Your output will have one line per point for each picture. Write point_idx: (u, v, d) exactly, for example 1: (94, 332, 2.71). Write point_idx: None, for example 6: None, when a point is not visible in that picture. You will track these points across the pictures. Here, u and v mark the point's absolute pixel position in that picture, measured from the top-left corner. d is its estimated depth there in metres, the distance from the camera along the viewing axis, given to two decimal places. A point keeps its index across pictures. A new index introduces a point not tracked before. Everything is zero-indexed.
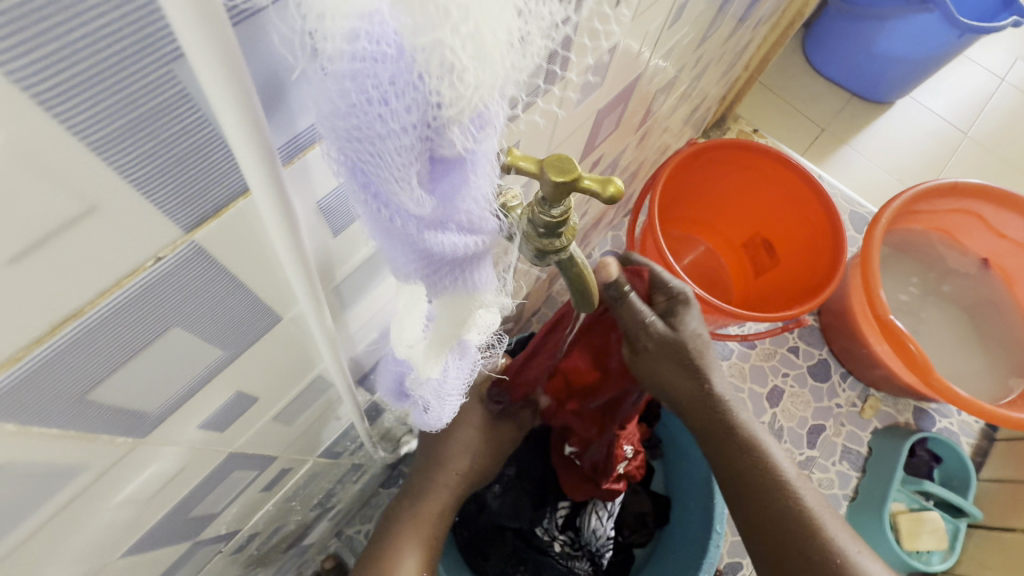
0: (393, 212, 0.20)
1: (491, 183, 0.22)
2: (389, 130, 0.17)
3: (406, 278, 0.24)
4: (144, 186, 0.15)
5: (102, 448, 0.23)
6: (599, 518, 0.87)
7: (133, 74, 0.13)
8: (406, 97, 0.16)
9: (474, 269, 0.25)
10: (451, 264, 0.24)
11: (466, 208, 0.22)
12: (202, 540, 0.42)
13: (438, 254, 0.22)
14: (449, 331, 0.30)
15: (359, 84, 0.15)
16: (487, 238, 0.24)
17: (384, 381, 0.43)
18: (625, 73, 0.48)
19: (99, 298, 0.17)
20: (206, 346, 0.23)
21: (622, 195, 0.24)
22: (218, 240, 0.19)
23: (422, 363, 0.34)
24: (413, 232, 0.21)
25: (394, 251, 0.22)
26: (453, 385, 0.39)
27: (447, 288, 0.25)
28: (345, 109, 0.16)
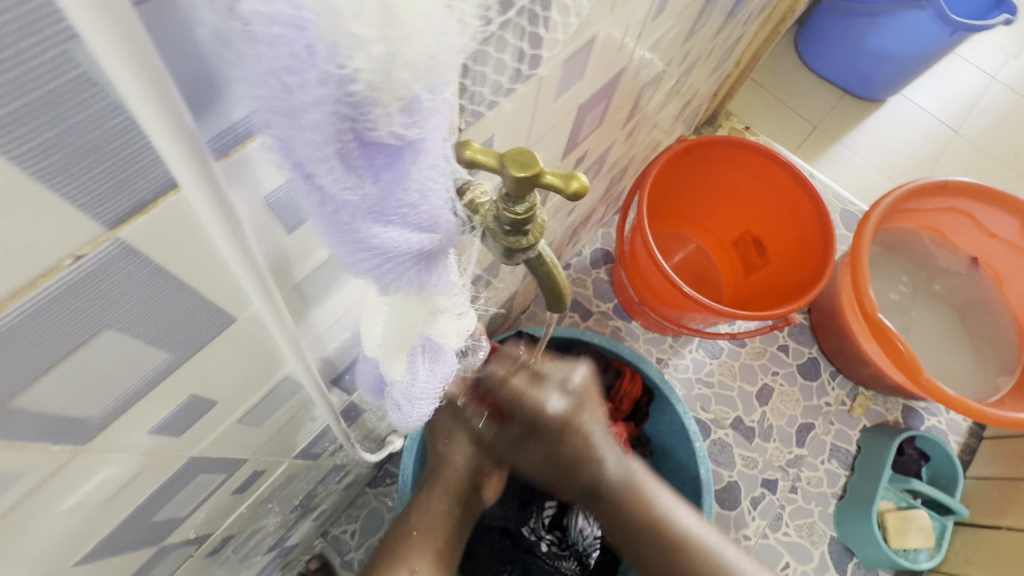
0: (320, 196, 0.19)
1: (443, 171, 0.21)
2: (304, 105, 0.16)
3: (354, 270, 0.23)
4: (55, 182, 0.14)
5: (39, 456, 0.21)
6: (586, 518, 0.88)
7: (24, 55, 0.12)
8: (319, 70, 0.15)
9: (433, 260, 0.25)
10: (407, 257, 0.23)
11: (409, 198, 0.20)
12: (169, 545, 0.41)
13: (380, 242, 0.21)
14: (409, 326, 0.29)
15: (276, 50, 0.15)
16: (441, 230, 0.23)
17: (362, 378, 0.41)
18: (607, 67, 0.47)
19: (13, 300, 0.16)
20: (150, 348, 0.22)
21: (586, 191, 0.23)
22: (151, 237, 0.18)
23: (387, 361, 0.32)
24: (348, 218, 0.20)
25: (336, 240, 0.21)
26: (421, 389, 0.37)
27: (406, 278, 0.24)
28: (262, 72, 0.15)
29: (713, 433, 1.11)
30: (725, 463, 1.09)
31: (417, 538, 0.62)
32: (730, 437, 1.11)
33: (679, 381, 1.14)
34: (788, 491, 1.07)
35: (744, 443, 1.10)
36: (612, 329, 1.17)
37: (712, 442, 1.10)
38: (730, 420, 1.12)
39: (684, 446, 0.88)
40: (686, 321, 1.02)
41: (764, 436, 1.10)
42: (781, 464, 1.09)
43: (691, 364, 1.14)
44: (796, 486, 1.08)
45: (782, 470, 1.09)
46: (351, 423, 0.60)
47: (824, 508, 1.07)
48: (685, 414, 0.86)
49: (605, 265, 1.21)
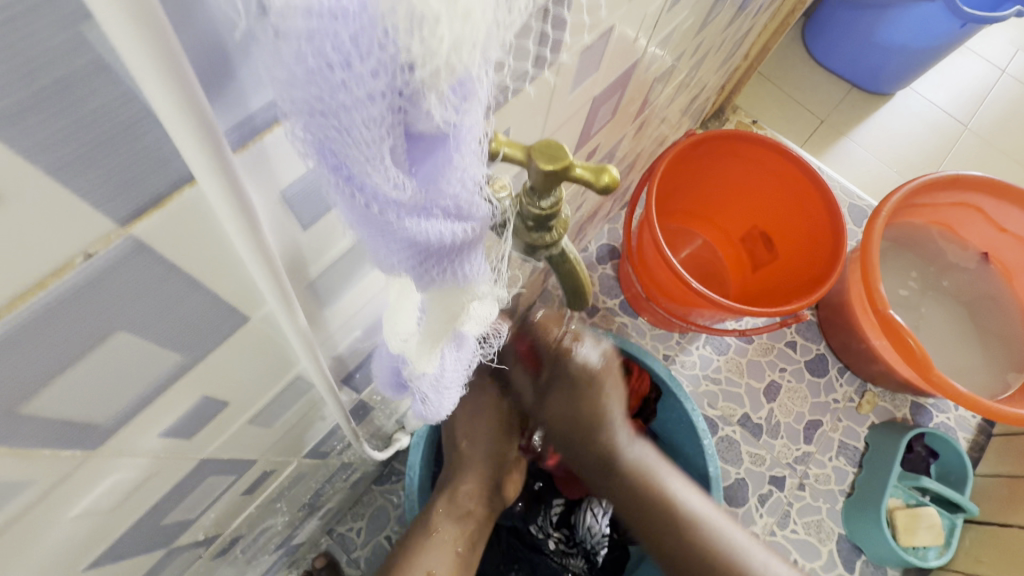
0: (365, 195, 0.18)
1: (479, 159, 0.20)
2: (353, 100, 0.15)
3: (387, 264, 0.22)
4: (65, 173, 0.13)
5: (48, 461, 0.21)
6: (595, 515, 0.87)
7: (30, 32, 0.11)
8: (371, 59, 0.14)
9: (464, 254, 0.23)
10: (439, 252, 0.22)
11: (450, 191, 0.20)
12: (178, 547, 0.40)
13: (422, 240, 0.21)
14: (440, 326, 0.28)
15: (316, 46, 0.14)
16: (476, 224, 0.22)
17: (381, 374, 0.41)
18: (621, 59, 0.46)
19: (18, 301, 0.15)
20: (162, 350, 0.21)
21: (617, 185, 0.22)
22: (164, 234, 0.17)
23: (417, 359, 0.32)
24: (391, 218, 0.19)
25: (374, 239, 0.21)
26: (451, 376, 0.37)
27: (435, 275, 0.23)
28: (303, 76, 0.14)
29: (720, 430, 1.10)
30: (732, 460, 1.08)
31: (438, 530, 0.62)
32: (737, 434, 1.10)
33: (686, 377, 1.13)
34: (795, 488, 1.07)
35: (751, 440, 1.09)
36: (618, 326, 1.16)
37: (720, 439, 1.10)
38: (737, 417, 1.11)
39: (693, 442, 0.87)
40: (694, 318, 1.01)
41: (772, 434, 1.10)
42: (789, 461, 1.08)
43: (698, 360, 1.13)
44: (804, 483, 1.07)
45: (790, 467, 1.08)
46: (359, 421, 0.60)
47: (832, 506, 1.07)
48: (693, 411, 0.85)
49: (611, 261, 1.20)
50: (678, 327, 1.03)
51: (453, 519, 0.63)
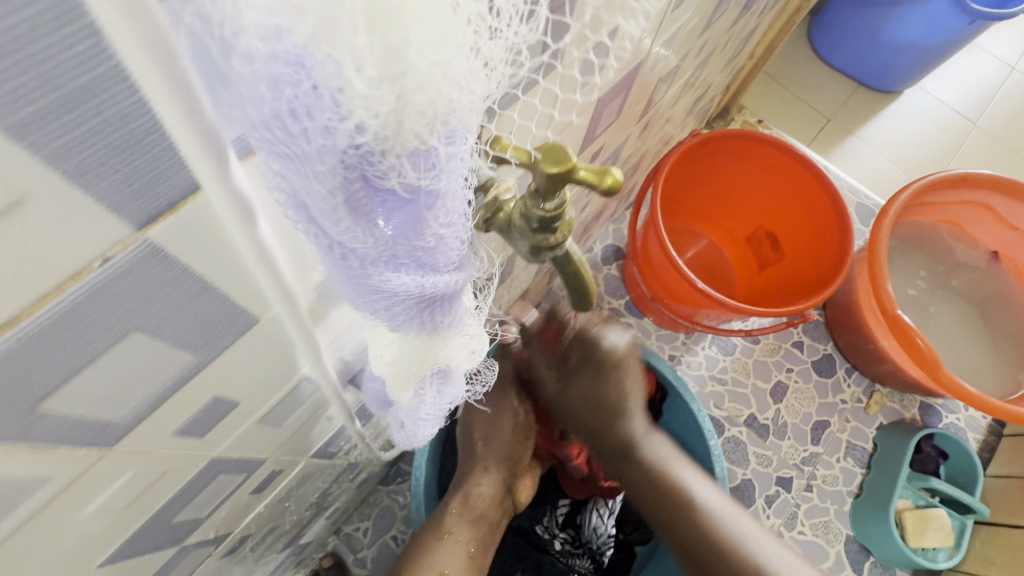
0: (326, 240, 0.19)
1: (457, 219, 0.21)
2: (312, 154, 0.16)
3: (361, 303, 0.24)
4: (85, 178, 0.14)
5: (65, 459, 0.21)
6: (600, 516, 0.88)
7: (54, 41, 0.11)
8: (325, 121, 0.15)
9: (436, 297, 0.25)
10: (411, 296, 0.23)
11: (416, 247, 0.20)
12: (188, 545, 0.40)
13: (383, 283, 0.22)
14: (412, 363, 0.30)
15: (276, 88, 0.14)
16: (444, 280, 0.23)
17: (368, 393, 0.42)
18: (625, 61, 0.46)
19: (41, 302, 0.15)
20: (176, 350, 0.21)
21: (621, 186, 0.22)
22: (178, 238, 0.17)
23: (393, 390, 0.33)
24: (355, 260, 0.20)
25: (340, 272, 0.21)
26: (427, 411, 0.39)
27: (408, 312, 0.25)
28: (269, 118, 0.15)
29: (726, 430, 1.10)
30: (739, 460, 1.08)
31: (450, 530, 0.61)
32: (744, 435, 1.10)
33: (692, 378, 1.13)
34: (803, 489, 1.06)
35: (758, 441, 1.09)
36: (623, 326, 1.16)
37: (726, 439, 1.09)
38: (744, 417, 1.11)
39: (697, 441, 0.88)
40: (700, 318, 1.01)
41: (779, 434, 1.09)
42: (796, 462, 1.08)
43: (704, 360, 1.13)
44: (812, 484, 1.07)
45: (797, 468, 1.08)
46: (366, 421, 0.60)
47: (841, 507, 1.06)
48: (699, 411, 0.85)
49: (616, 261, 1.20)
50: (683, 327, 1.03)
51: (464, 518, 0.63)
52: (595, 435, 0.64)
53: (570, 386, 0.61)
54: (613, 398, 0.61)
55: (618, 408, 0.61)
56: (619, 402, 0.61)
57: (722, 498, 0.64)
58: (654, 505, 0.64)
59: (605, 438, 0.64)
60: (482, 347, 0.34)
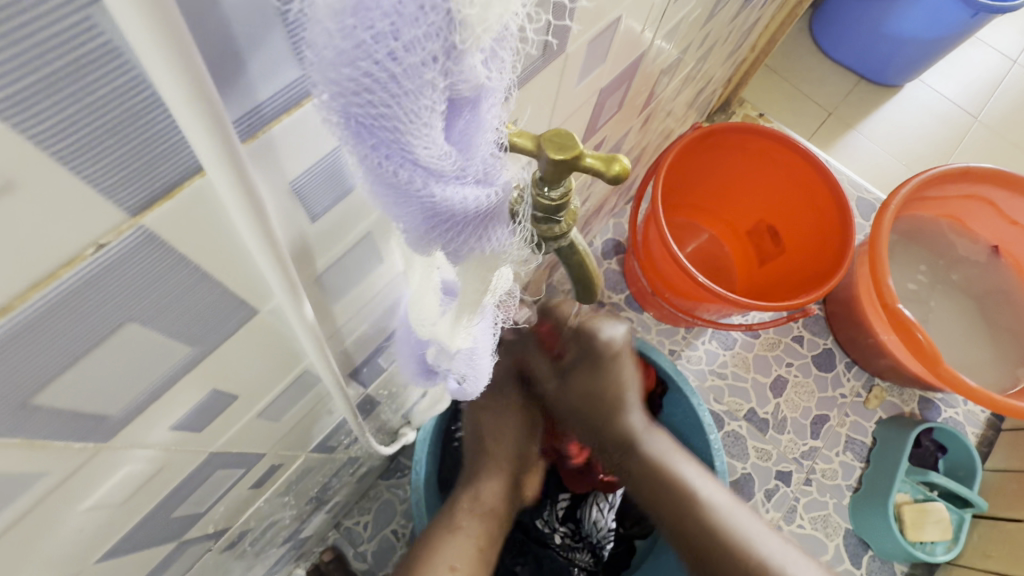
0: (408, 169, 0.18)
1: (498, 126, 0.20)
2: (405, 63, 0.15)
3: (424, 246, 0.22)
4: (76, 161, 0.13)
5: (61, 453, 0.21)
6: (600, 509, 0.88)
7: (43, 10, 0.11)
8: (420, 22, 0.15)
9: (489, 228, 0.23)
10: (470, 227, 0.22)
11: (481, 157, 0.20)
12: (189, 540, 0.40)
13: (459, 212, 0.20)
14: (474, 297, 0.29)
15: (362, 18, 0.14)
16: (501, 195, 0.22)
17: (406, 358, 0.41)
18: (628, 52, 0.45)
19: (31, 291, 0.15)
20: (173, 343, 0.21)
21: (628, 173, 0.21)
22: (173, 226, 0.17)
23: (452, 335, 0.33)
24: (432, 189, 0.19)
25: (407, 211, 0.19)
26: (482, 348, 0.37)
27: (463, 248, 0.23)
28: (350, 50, 0.14)
29: (726, 425, 1.10)
30: (738, 454, 1.08)
31: (459, 526, 0.62)
32: (744, 429, 1.10)
33: (692, 372, 1.13)
34: (802, 483, 1.06)
35: (758, 435, 1.09)
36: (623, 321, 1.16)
37: (726, 434, 1.09)
38: (744, 412, 1.11)
39: (697, 435, 0.87)
40: (701, 312, 1.01)
41: (778, 428, 1.10)
42: (796, 456, 1.08)
43: (704, 355, 1.13)
44: (811, 478, 1.07)
45: (797, 462, 1.08)
46: (366, 416, 0.60)
47: (840, 501, 1.06)
48: (699, 406, 0.85)
49: (616, 256, 1.20)
50: (684, 321, 1.03)
51: (475, 515, 0.63)
52: (594, 433, 0.65)
53: (567, 384, 0.60)
54: (608, 398, 0.60)
55: (614, 403, 0.61)
56: (616, 396, 0.60)
57: (724, 495, 0.64)
58: (656, 500, 0.65)
59: (605, 431, 0.64)
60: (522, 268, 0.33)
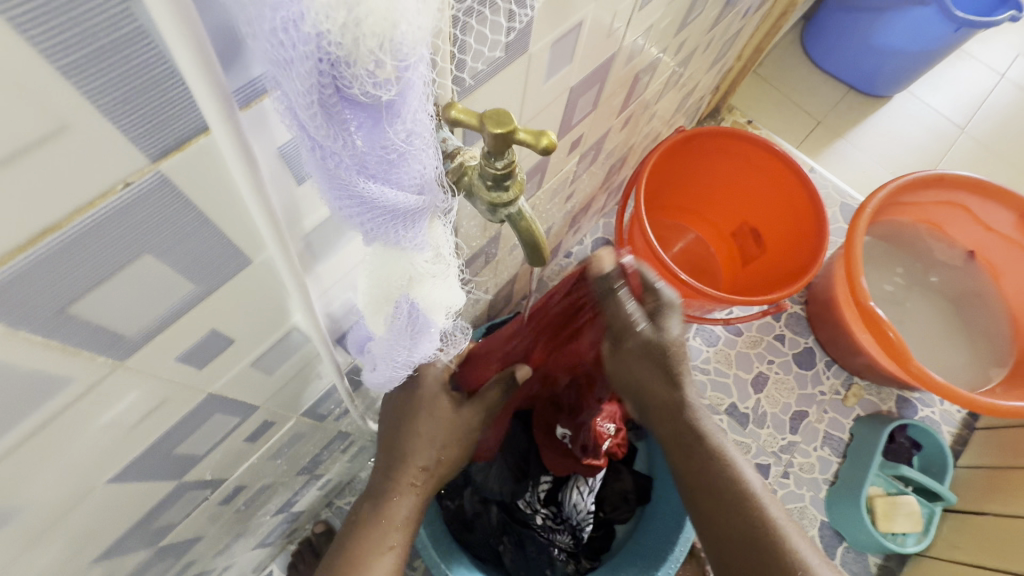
0: (310, 146, 0.22)
1: (416, 134, 0.24)
2: (293, 63, 0.19)
3: (343, 218, 0.27)
4: (113, 112, 0.18)
5: (87, 365, 0.25)
6: (580, 493, 0.90)
7: None
8: (303, 31, 0.18)
9: (400, 215, 0.27)
10: (379, 210, 0.26)
11: (386, 154, 0.24)
12: (188, 482, 0.44)
13: (360, 193, 0.25)
14: (387, 279, 0.33)
15: (273, 15, 0.18)
16: (419, 192, 0.26)
17: (355, 332, 0.45)
18: (597, 52, 0.50)
19: (75, 214, 0.19)
20: (179, 278, 0.26)
21: (555, 147, 0.26)
22: (184, 173, 0.21)
23: (370, 314, 0.36)
24: (332, 167, 0.23)
25: (322, 180, 0.24)
26: (401, 357, 0.41)
27: (378, 227, 0.27)
28: (262, 34, 0.19)
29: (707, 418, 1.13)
30: None
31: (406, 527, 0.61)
32: (724, 422, 1.14)
33: None
34: (780, 476, 1.10)
35: (738, 429, 1.13)
36: None
37: None
38: (725, 406, 1.15)
39: None
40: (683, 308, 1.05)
41: (758, 423, 1.13)
42: (774, 450, 1.12)
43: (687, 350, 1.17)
44: (788, 471, 1.11)
45: (775, 456, 1.12)
46: (356, 389, 0.65)
47: (816, 493, 1.10)
48: None
49: None
50: (667, 317, 1.08)
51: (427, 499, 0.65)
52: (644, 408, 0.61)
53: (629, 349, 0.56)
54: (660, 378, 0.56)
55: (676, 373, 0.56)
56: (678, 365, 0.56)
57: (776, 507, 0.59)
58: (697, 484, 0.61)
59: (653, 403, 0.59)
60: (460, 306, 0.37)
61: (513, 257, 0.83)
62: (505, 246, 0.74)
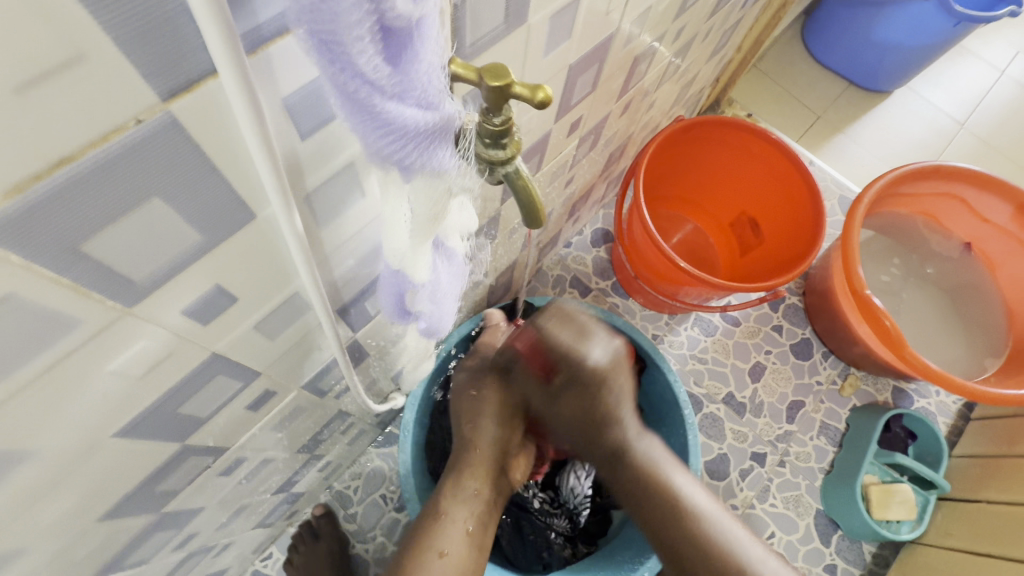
0: (356, 80, 0.23)
1: (435, 53, 0.25)
2: None
3: (382, 158, 0.27)
4: (126, 46, 0.19)
5: (95, 307, 0.26)
6: (577, 476, 0.95)
7: None
8: None
9: (437, 146, 0.28)
10: (420, 143, 0.27)
11: (417, 79, 0.25)
12: (191, 447, 0.45)
13: (403, 126, 0.25)
14: (433, 217, 0.33)
15: None
16: (445, 117, 0.28)
17: (386, 303, 0.44)
18: (594, 32, 0.51)
19: (89, 147, 0.20)
20: (186, 225, 0.26)
21: (550, 101, 0.27)
22: (191, 117, 0.22)
23: (415, 262, 0.36)
24: (377, 102, 0.24)
25: (362, 120, 0.25)
26: (448, 288, 0.42)
27: (417, 163, 0.28)
28: None
29: (704, 407, 1.14)
30: (715, 436, 1.12)
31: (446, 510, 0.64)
32: (721, 412, 1.14)
33: (674, 356, 1.18)
34: (776, 464, 1.11)
35: (734, 418, 1.14)
36: (609, 306, 1.21)
37: (704, 415, 1.14)
38: (722, 395, 1.15)
39: (674, 413, 0.93)
40: (681, 296, 1.06)
41: (755, 412, 1.14)
42: (771, 439, 1.13)
43: (685, 340, 1.18)
44: (784, 460, 1.12)
45: (771, 445, 1.12)
46: (356, 366, 0.66)
47: (812, 482, 1.10)
48: (675, 382, 0.91)
49: (604, 245, 1.25)
50: (667, 305, 1.09)
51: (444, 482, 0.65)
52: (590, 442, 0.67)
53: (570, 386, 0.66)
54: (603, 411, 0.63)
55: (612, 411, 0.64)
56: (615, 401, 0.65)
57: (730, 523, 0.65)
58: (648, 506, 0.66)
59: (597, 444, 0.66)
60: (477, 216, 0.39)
61: (513, 242, 0.83)
62: (504, 230, 0.75)
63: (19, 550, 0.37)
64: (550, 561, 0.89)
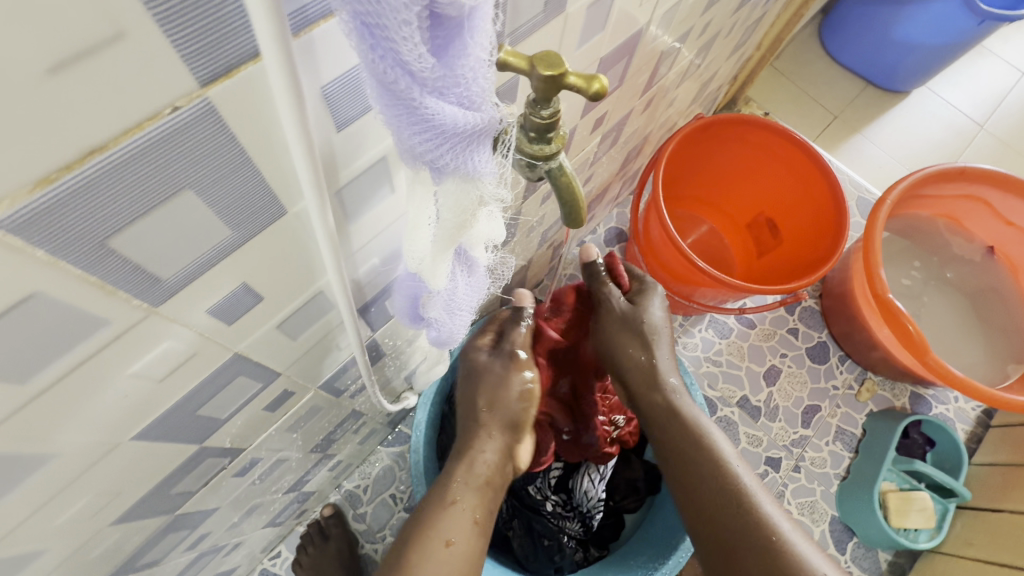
0: (396, 69, 0.21)
1: (489, 52, 0.24)
2: None
3: (413, 154, 0.26)
4: (168, 25, 0.17)
5: (121, 306, 0.24)
6: (591, 480, 0.90)
7: None
8: None
9: (474, 148, 0.26)
10: (456, 142, 0.25)
11: (465, 78, 0.23)
12: (208, 448, 0.44)
13: (438, 121, 0.24)
14: (453, 229, 0.31)
15: None
16: (489, 122, 0.26)
17: (400, 302, 0.44)
18: (627, 25, 0.49)
19: (122, 136, 0.19)
20: (216, 220, 0.25)
21: (605, 92, 0.26)
22: (230, 104, 0.21)
23: (432, 270, 0.35)
24: (415, 94, 0.23)
25: (396, 112, 0.23)
26: (460, 299, 0.43)
27: (451, 165, 0.27)
28: None
29: (718, 410, 1.13)
30: (729, 439, 1.11)
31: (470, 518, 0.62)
32: (735, 415, 1.13)
33: (688, 358, 1.16)
34: (790, 470, 1.09)
35: (749, 421, 1.12)
36: None
37: (718, 419, 1.12)
38: (736, 398, 1.14)
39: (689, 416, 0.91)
40: (697, 298, 1.04)
41: (770, 416, 1.12)
42: (786, 444, 1.11)
43: (699, 341, 1.16)
44: (799, 465, 1.10)
45: (786, 449, 1.11)
46: (372, 366, 0.64)
47: (827, 488, 1.08)
48: (692, 385, 0.89)
49: (618, 244, 1.24)
50: (681, 307, 1.07)
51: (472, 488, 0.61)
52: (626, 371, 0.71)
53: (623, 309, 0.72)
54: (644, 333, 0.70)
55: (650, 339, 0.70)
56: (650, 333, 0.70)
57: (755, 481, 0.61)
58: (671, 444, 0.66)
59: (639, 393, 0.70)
60: (504, 228, 0.37)
61: (530, 240, 0.82)
62: (523, 228, 0.73)
63: (35, 553, 0.36)
64: (562, 565, 0.87)
